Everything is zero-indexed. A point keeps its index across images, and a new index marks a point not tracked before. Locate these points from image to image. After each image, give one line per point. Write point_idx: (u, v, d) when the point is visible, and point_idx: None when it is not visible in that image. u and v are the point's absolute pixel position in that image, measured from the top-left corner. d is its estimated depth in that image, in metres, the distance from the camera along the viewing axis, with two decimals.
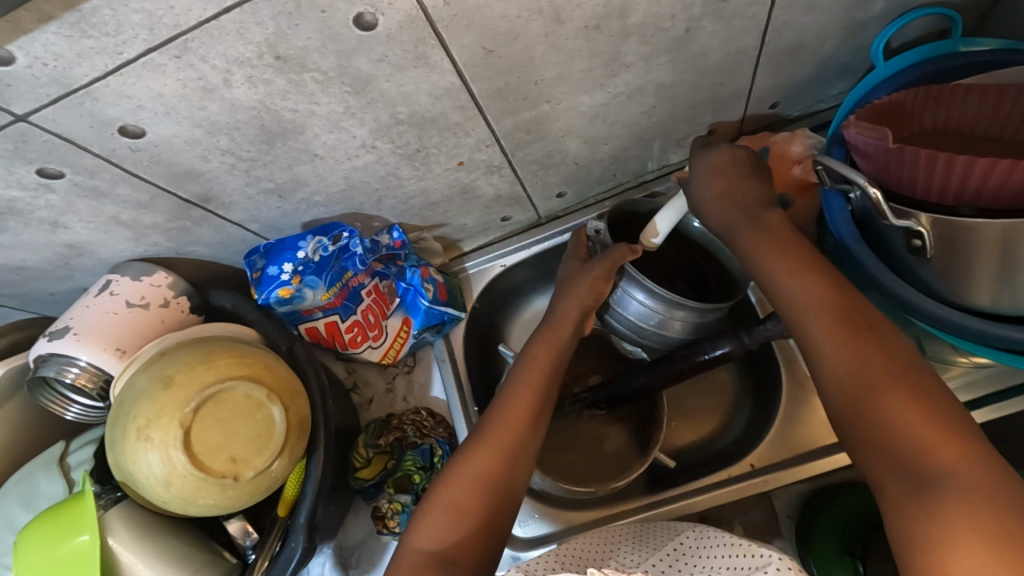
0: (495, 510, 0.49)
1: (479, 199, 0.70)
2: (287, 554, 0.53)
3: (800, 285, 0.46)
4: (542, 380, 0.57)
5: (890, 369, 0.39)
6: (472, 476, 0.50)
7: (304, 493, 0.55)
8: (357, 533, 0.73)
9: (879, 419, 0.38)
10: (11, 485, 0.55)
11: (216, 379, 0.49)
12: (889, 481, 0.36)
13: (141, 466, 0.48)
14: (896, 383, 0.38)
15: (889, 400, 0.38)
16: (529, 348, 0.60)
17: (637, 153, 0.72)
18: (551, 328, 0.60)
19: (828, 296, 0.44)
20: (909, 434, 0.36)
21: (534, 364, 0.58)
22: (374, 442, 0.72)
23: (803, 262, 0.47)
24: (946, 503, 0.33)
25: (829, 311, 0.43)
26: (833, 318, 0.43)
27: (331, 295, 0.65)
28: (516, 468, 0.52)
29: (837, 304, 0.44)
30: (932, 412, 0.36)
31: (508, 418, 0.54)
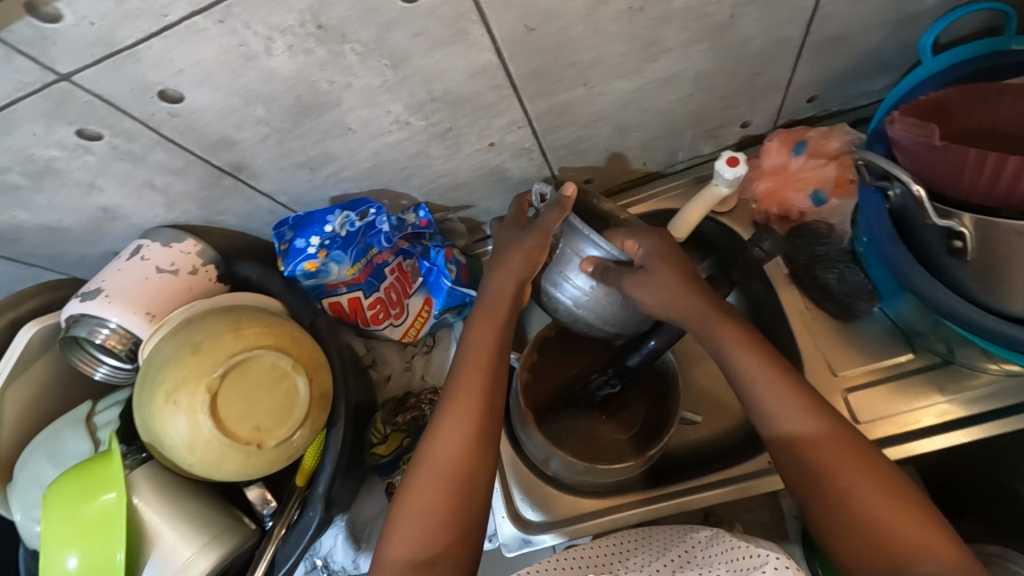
0: (473, 501, 0.50)
1: (506, 182, 0.70)
2: (304, 523, 0.55)
3: (774, 387, 0.48)
4: (487, 369, 0.55)
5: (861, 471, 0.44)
6: (441, 470, 0.50)
7: (323, 466, 0.56)
8: (370, 509, 0.74)
9: (861, 519, 0.43)
10: (40, 441, 0.58)
11: (243, 347, 0.49)
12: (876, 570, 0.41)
13: (168, 429, 0.48)
14: (876, 483, 0.44)
15: (875, 504, 0.43)
16: (471, 333, 0.57)
17: (669, 142, 0.71)
18: (489, 307, 0.59)
19: (811, 410, 0.47)
20: (899, 538, 0.41)
21: (477, 354, 0.56)
22: (391, 420, 0.73)
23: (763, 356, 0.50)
24: None
25: (813, 416, 0.47)
26: (814, 430, 0.46)
27: (356, 270, 0.66)
28: (483, 456, 0.52)
29: (814, 408, 0.47)
30: (899, 504, 0.42)
31: (463, 409, 0.53)
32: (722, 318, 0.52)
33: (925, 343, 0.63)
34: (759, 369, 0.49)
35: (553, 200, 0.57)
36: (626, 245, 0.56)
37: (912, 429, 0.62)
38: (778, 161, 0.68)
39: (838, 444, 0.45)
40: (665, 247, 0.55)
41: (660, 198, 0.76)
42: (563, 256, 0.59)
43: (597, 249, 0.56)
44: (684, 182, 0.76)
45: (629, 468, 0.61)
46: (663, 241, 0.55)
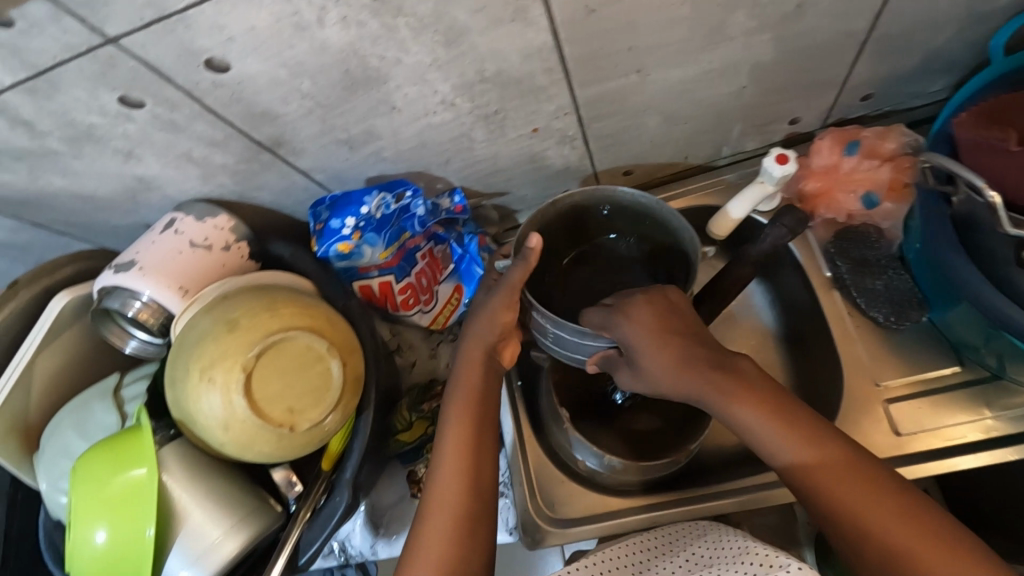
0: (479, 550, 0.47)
1: (545, 170, 0.68)
2: (331, 508, 0.54)
3: (772, 423, 0.45)
4: (475, 415, 0.52)
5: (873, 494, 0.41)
6: (444, 523, 0.47)
7: (352, 450, 0.56)
8: (390, 496, 0.73)
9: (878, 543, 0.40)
10: (66, 412, 0.57)
11: (280, 327, 0.48)
12: None
13: (201, 406, 0.47)
14: (887, 505, 0.41)
15: (887, 525, 0.40)
16: (456, 378, 0.54)
17: (714, 135, 0.68)
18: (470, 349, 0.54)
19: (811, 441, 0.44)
20: (918, 560, 0.39)
21: (463, 407, 0.52)
22: (417, 407, 0.72)
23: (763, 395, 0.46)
24: None
25: (811, 445, 0.44)
26: (820, 460, 0.43)
27: (388, 254, 0.65)
28: (485, 503, 0.49)
29: (818, 434, 0.44)
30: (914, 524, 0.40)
31: (458, 447, 0.50)
32: (713, 366, 0.47)
33: (975, 356, 0.60)
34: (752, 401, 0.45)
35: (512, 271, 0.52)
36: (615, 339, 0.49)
37: (957, 443, 0.60)
38: (829, 161, 0.64)
39: (847, 473, 0.42)
40: (652, 317, 0.47)
41: (700, 193, 0.74)
42: (545, 331, 0.52)
43: (575, 331, 0.50)
44: (725, 177, 0.74)
45: (674, 461, 0.64)
46: (637, 322, 0.47)
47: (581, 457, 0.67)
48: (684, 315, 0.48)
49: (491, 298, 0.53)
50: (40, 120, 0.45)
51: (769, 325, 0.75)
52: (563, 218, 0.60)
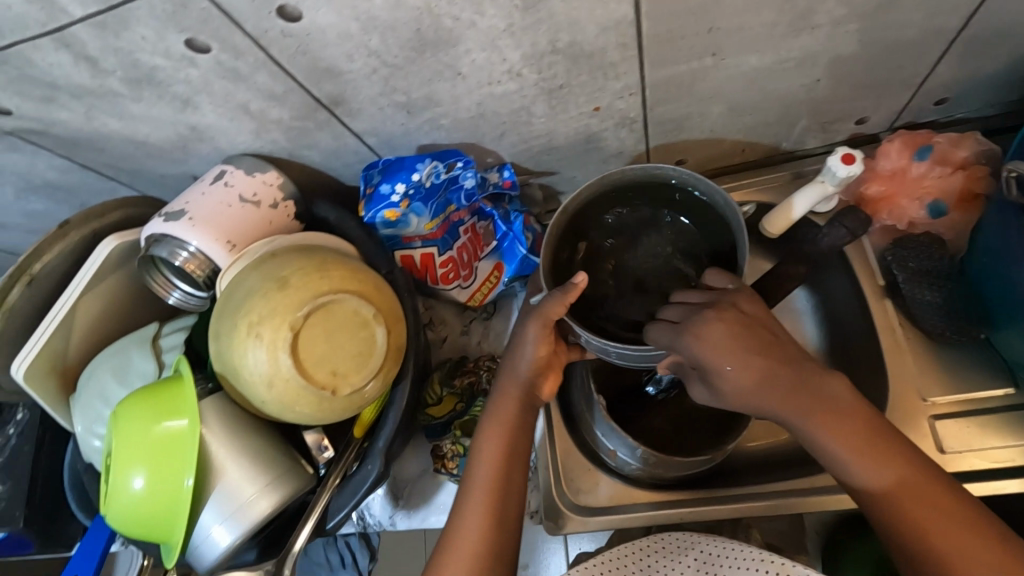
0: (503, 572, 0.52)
1: (599, 152, 0.66)
2: (362, 476, 0.53)
3: (843, 439, 0.46)
4: (506, 450, 0.54)
5: (946, 514, 0.43)
6: (469, 549, 0.51)
7: (387, 420, 0.55)
8: (412, 468, 0.73)
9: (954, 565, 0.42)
10: (104, 357, 0.57)
11: (330, 289, 0.47)
12: None
13: (246, 362, 0.46)
14: (961, 530, 0.43)
15: (963, 549, 0.42)
16: (490, 412, 0.56)
17: (776, 130, 0.66)
18: (508, 379, 0.56)
19: (886, 464, 0.45)
20: None
21: (493, 438, 0.55)
22: (448, 382, 0.72)
23: (838, 411, 0.46)
24: None
25: (887, 465, 0.45)
26: (896, 485, 0.45)
27: (434, 225, 0.64)
28: (508, 536, 0.52)
29: (897, 457, 0.45)
30: (988, 546, 0.42)
31: (484, 479, 0.53)
32: (789, 380, 0.46)
33: None
34: (832, 421, 0.46)
35: (553, 305, 0.51)
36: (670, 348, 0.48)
37: (1002, 466, 0.58)
38: (897, 164, 0.62)
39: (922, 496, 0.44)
40: (725, 335, 0.45)
41: (752, 190, 0.73)
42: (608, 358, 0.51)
43: (644, 350, 0.49)
44: (781, 174, 0.72)
45: (709, 459, 0.62)
46: (717, 343, 0.45)
47: (611, 447, 0.66)
48: (758, 326, 0.46)
49: (529, 336, 0.54)
50: (105, 58, 0.45)
51: (811, 329, 0.73)
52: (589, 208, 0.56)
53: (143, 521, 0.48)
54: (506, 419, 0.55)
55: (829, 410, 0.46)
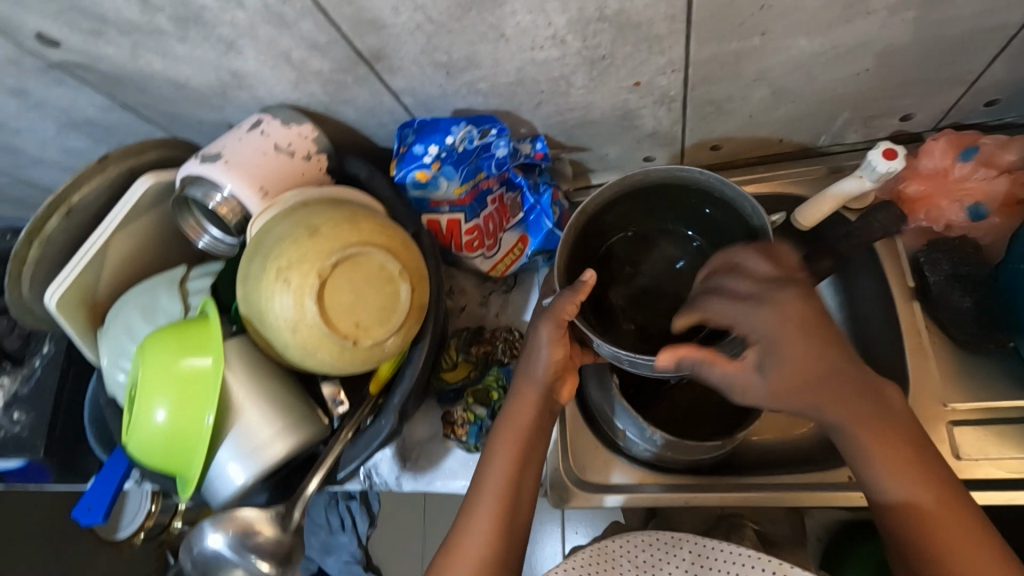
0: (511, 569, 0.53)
1: (634, 130, 0.66)
2: (375, 430, 0.54)
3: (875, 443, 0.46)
4: (518, 452, 0.56)
5: (959, 525, 0.45)
6: (480, 541, 0.53)
7: (403, 378, 0.56)
8: (422, 431, 0.74)
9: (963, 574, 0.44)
10: (134, 294, 0.58)
11: (359, 241, 0.48)
12: None
13: (273, 305, 0.47)
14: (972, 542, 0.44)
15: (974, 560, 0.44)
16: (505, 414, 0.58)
17: (817, 121, 0.65)
18: (523, 382, 0.58)
19: (911, 472, 0.46)
20: None
21: (511, 442, 0.56)
22: (465, 349, 0.73)
23: (874, 414, 0.47)
24: None
25: (912, 474, 0.46)
26: (916, 495, 0.46)
27: (463, 191, 0.64)
28: (516, 537, 0.54)
29: (921, 471, 0.46)
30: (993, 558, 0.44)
31: (497, 476, 0.55)
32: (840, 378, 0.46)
33: None
34: (865, 432, 0.47)
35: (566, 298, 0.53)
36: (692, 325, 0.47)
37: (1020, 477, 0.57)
38: (940, 164, 0.61)
39: (943, 508, 0.45)
40: (799, 317, 0.44)
41: (784, 181, 0.72)
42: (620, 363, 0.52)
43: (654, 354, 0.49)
44: (817, 167, 0.71)
45: (721, 445, 0.62)
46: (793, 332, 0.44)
47: (622, 427, 0.66)
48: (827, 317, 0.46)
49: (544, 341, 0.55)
50: None
51: None
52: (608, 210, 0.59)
53: (162, 450, 0.49)
54: (524, 423, 0.56)
55: (866, 415, 0.47)
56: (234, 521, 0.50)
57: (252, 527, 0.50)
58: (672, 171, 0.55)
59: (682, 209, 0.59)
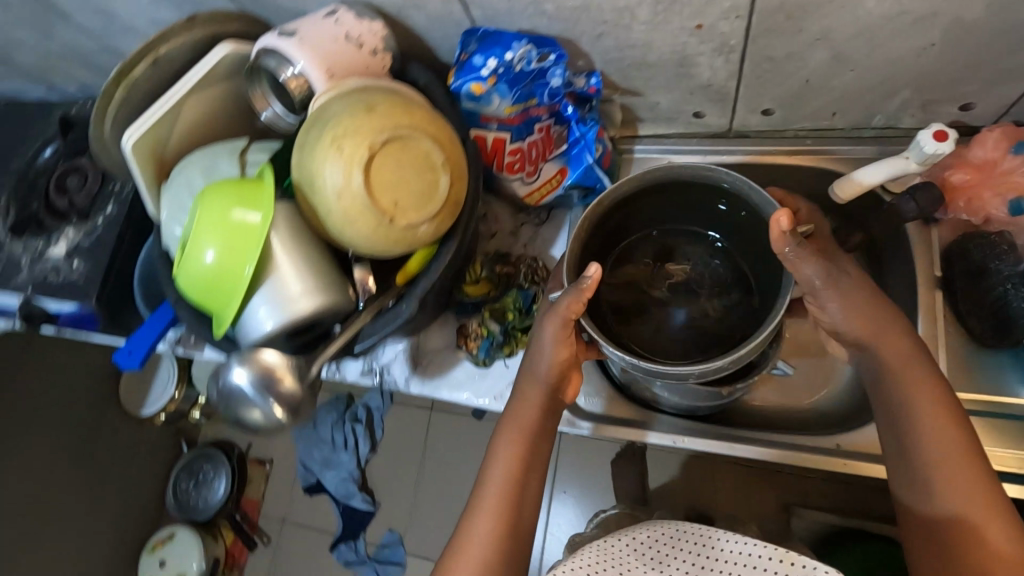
0: (517, 554, 0.59)
1: (689, 80, 0.67)
2: (395, 314, 0.59)
3: (923, 390, 0.57)
4: (521, 446, 0.62)
5: (974, 472, 0.54)
6: (489, 521, 0.59)
7: (428, 273, 0.59)
8: (436, 341, 0.79)
9: (963, 505, 0.53)
10: (197, 156, 0.63)
11: (410, 125, 0.51)
12: (963, 543, 0.52)
13: (323, 170, 0.51)
14: (979, 485, 0.53)
15: (977, 496, 0.53)
16: (510, 412, 0.64)
17: (873, 99, 0.65)
18: (528, 383, 0.64)
19: (952, 423, 0.56)
20: (982, 526, 0.52)
21: (514, 438, 0.62)
22: (489, 267, 0.76)
23: (925, 372, 0.57)
24: (996, 558, 0.51)
25: (950, 423, 0.56)
26: (946, 447, 0.55)
27: (514, 112, 0.66)
28: (519, 524, 0.60)
29: (957, 425, 0.56)
30: (992, 501, 0.52)
31: (506, 466, 0.62)
32: (893, 331, 0.58)
33: None
34: (914, 386, 0.57)
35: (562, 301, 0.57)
36: (778, 242, 0.53)
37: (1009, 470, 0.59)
38: (988, 155, 0.61)
39: (966, 457, 0.54)
40: (858, 282, 0.58)
41: (827, 157, 0.72)
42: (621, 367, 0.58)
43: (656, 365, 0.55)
44: (865, 149, 0.71)
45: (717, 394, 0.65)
46: (848, 269, 0.59)
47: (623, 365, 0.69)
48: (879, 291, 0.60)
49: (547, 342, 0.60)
50: None
51: None
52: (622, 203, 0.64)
53: (209, 288, 0.54)
54: (527, 421, 0.63)
55: (927, 393, 0.56)
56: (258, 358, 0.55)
57: (273, 373, 0.55)
58: (682, 167, 0.60)
59: (683, 204, 0.66)
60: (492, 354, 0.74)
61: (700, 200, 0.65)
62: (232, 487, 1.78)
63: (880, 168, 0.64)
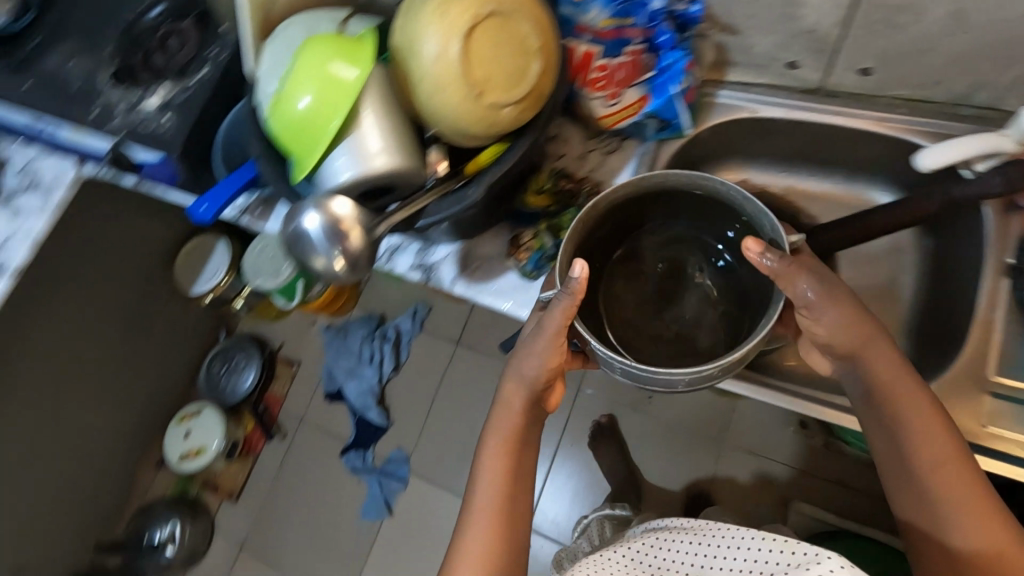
0: (512, 540, 0.75)
1: (793, 23, 0.66)
2: (461, 196, 0.61)
3: (919, 416, 0.68)
4: (508, 451, 0.77)
5: (968, 481, 0.67)
6: (486, 520, 0.75)
7: (500, 164, 0.61)
8: (486, 249, 0.82)
9: (961, 514, 0.66)
10: (301, 18, 0.66)
11: (514, 6, 0.54)
12: (962, 543, 0.66)
13: (424, 32, 0.53)
14: (973, 491, 0.67)
15: (970, 504, 0.66)
16: (498, 419, 0.78)
17: (984, 70, 0.63)
18: (513, 392, 0.77)
19: (946, 440, 0.68)
20: (978, 528, 0.66)
21: (502, 443, 0.77)
22: (554, 181, 0.78)
23: (916, 398, 0.69)
24: (987, 551, 0.65)
25: (945, 442, 0.68)
26: (942, 464, 0.67)
27: (608, 25, 0.68)
28: (508, 519, 0.76)
29: (949, 444, 0.68)
30: (985, 502, 0.66)
31: (500, 467, 0.77)
32: (882, 352, 0.69)
33: None
34: (906, 416, 0.69)
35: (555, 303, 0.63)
36: (761, 255, 0.61)
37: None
38: None
39: (958, 471, 0.67)
40: (847, 310, 0.67)
41: (910, 129, 0.72)
42: (614, 369, 0.63)
43: (648, 367, 0.60)
44: (958, 126, 0.69)
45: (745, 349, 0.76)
46: (845, 294, 0.67)
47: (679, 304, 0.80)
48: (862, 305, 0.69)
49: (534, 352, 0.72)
50: None
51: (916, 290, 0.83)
52: (629, 204, 0.70)
53: (297, 133, 0.57)
54: (511, 427, 0.77)
55: (923, 420, 0.68)
56: (331, 203, 0.56)
57: (341, 224, 0.56)
58: (675, 176, 0.66)
59: (691, 212, 0.73)
60: (539, 268, 0.76)
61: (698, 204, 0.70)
62: (258, 380, 1.88)
63: (961, 146, 0.64)
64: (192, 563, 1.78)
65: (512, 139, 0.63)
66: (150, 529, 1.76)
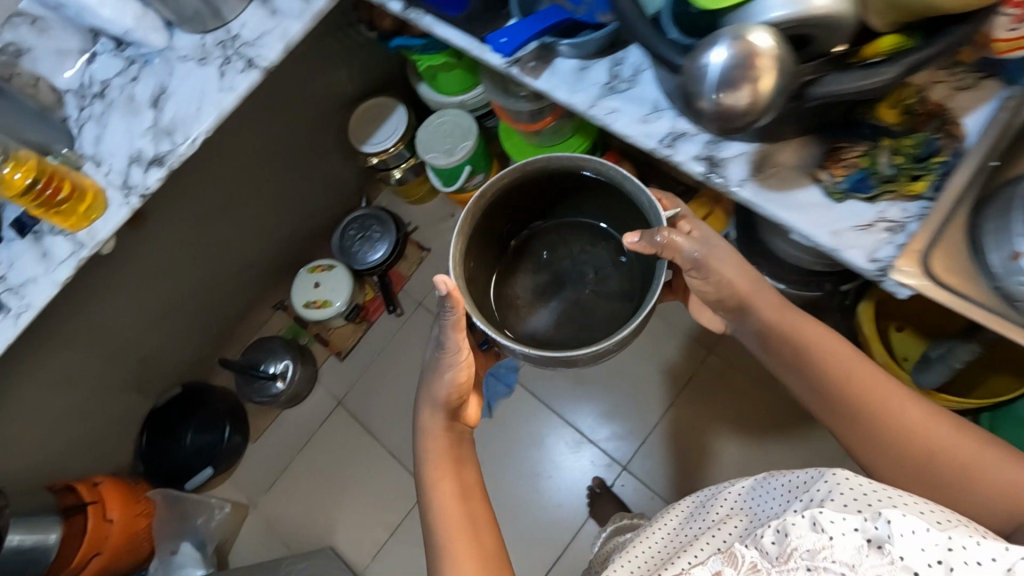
0: (483, 512, 0.92)
1: None
2: (873, 74, 0.58)
3: (825, 345, 0.88)
4: (449, 461, 0.95)
5: (888, 390, 0.83)
6: (460, 514, 0.89)
7: (923, 49, 0.58)
8: (787, 159, 0.76)
9: (904, 420, 0.81)
10: None
11: None
12: (917, 446, 0.80)
13: None
14: (899, 397, 0.83)
15: (906, 409, 0.82)
16: (424, 453, 0.95)
17: None
18: (433, 435, 0.96)
19: (854, 361, 0.86)
20: (920, 430, 0.80)
21: (444, 458, 0.95)
22: (913, 104, 0.71)
23: (819, 333, 0.89)
24: (938, 446, 0.79)
25: (855, 360, 0.86)
26: (859, 379, 0.85)
27: None
28: (475, 498, 0.93)
29: (856, 363, 0.86)
30: (911, 400, 0.83)
31: (448, 470, 0.94)
32: (783, 308, 0.91)
33: None
34: (816, 354, 0.87)
35: (445, 310, 0.83)
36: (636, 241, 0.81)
37: None
38: None
39: (876, 386, 0.84)
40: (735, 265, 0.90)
41: None
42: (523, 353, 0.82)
43: (557, 352, 0.80)
44: None
45: None
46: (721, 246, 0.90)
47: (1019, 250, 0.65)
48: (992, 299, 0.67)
49: (440, 379, 0.94)
50: None
51: None
52: (508, 196, 0.89)
53: None
54: (445, 448, 0.95)
55: (824, 352, 0.87)
56: (750, 39, 0.55)
57: (753, 59, 0.54)
58: (533, 161, 0.86)
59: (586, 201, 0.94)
60: (857, 188, 0.71)
61: (596, 206, 0.95)
62: (389, 254, 1.88)
63: None
64: (292, 402, 1.87)
65: (919, 33, 0.61)
66: (265, 361, 1.82)
